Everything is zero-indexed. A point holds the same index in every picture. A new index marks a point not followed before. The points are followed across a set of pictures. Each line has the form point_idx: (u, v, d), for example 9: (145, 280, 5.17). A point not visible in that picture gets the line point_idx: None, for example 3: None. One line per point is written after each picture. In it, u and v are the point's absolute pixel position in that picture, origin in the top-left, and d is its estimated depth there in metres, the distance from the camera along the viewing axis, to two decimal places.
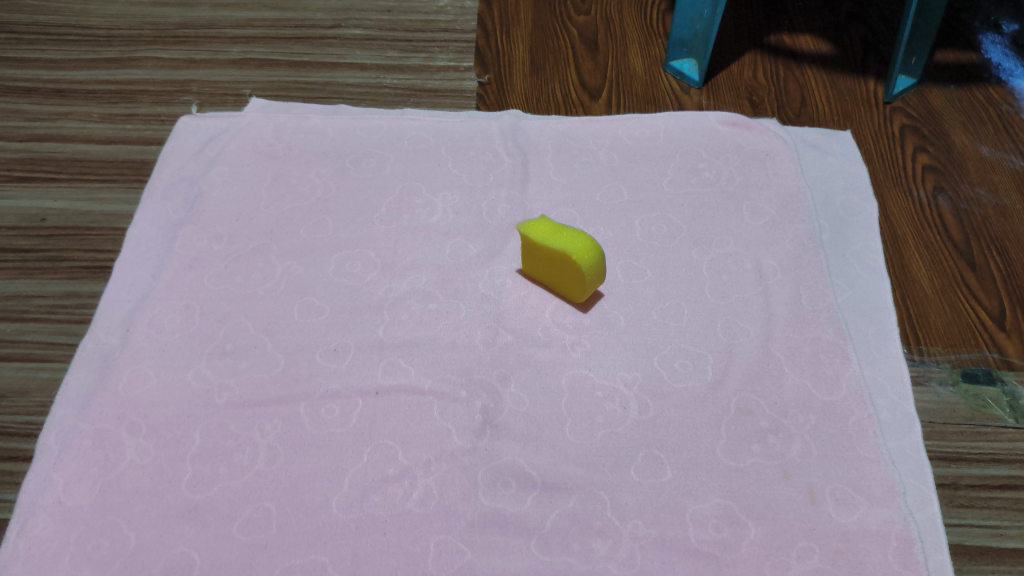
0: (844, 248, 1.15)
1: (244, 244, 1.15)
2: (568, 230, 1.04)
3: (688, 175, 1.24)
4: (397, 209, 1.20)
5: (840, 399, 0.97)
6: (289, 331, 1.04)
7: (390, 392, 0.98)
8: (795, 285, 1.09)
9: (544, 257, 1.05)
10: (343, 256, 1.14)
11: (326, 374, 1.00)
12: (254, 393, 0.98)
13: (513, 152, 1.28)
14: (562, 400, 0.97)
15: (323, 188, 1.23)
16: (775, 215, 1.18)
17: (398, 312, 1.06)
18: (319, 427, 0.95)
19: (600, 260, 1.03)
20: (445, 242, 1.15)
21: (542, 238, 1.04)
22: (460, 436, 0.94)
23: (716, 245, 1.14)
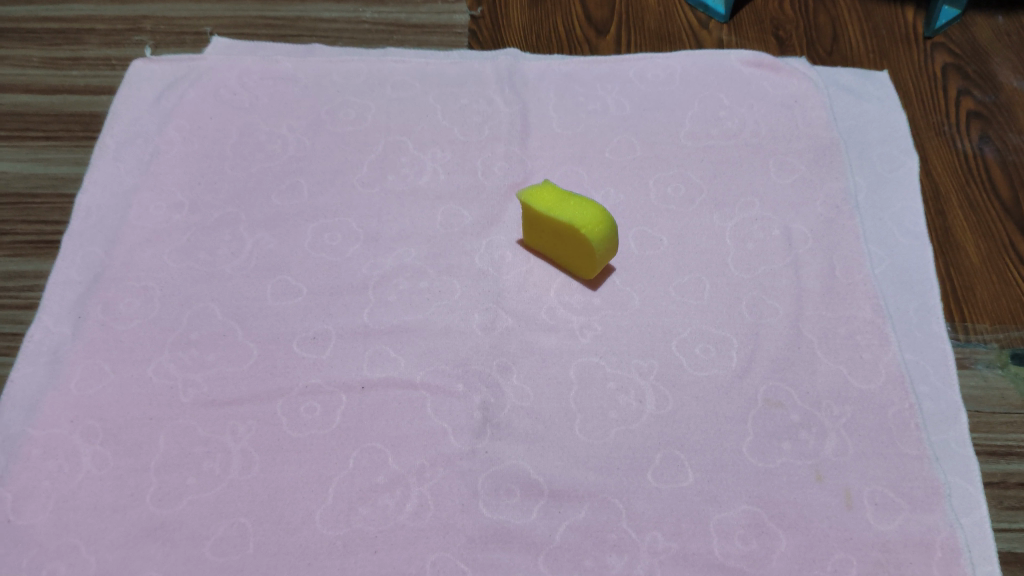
0: (882, 209, 1.03)
1: (209, 214, 1.03)
2: (576, 198, 0.92)
3: (708, 126, 1.10)
4: (380, 170, 1.06)
5: (879, 388, 0.87)
6: (262, 316, 0.93)
7: (378, 386, 0.87)
8: (828, 255, 0.97)
9: (548, 229, 0.93)
10: (321, 225, 1.01)
11: (305, 366, 0.89)
12: (224, 391, 0.88)
13: (511, 100, 1.14)
14: (570, 392, 0.87)
15: (296, 145, 1.09)
16: (805, 172, 1.05)
17: (385, 292, 0.95)
18: (299, 428, 0.85)
19: (612, 233, 0.91)
20: (435, 209, 1.02)
21: (546, 208, 0.91)
22: (456, 437, 0.84)
23: (740, 208, 1.02)
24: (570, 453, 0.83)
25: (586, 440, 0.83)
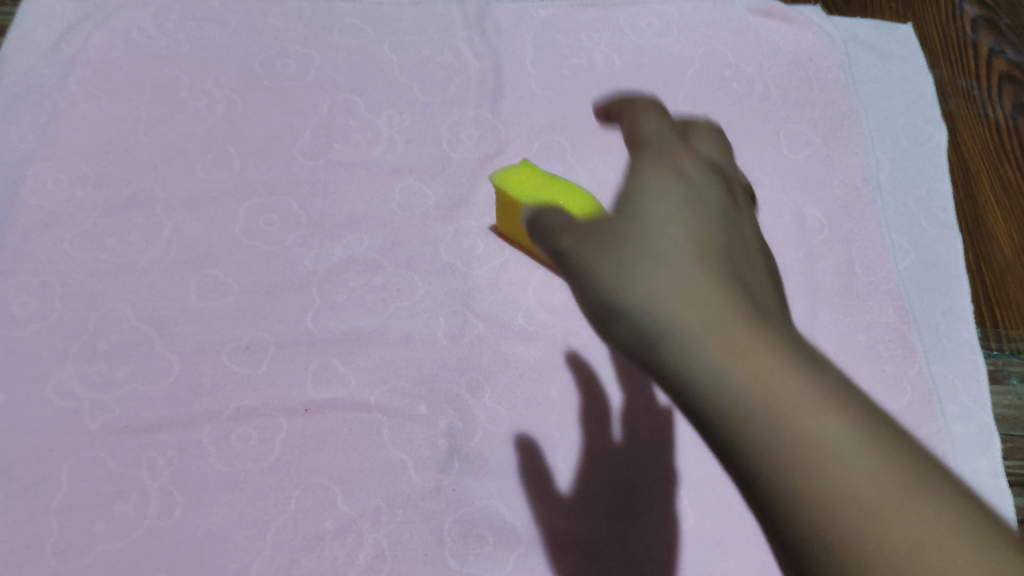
0: (906, 192, 0.90)
1: (120, 190, 0.86)
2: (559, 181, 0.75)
3: (711, 88, 0.95)
4: (326, 136, 0.90)
5: (904, 409, 0.76)
6: (185, 321, 0.78)
7: (324, 409, 0.74)
8: (847, 246, 0.85)
9: (527, 218, 0.77)
10: (256, 206, 0.85)
11: (236, 384, 0.75)
12: (140, 415, 0.74)
13: (482, 52, 0.97)
14: (552, 415, 0.74)
15: (225, 105, 0.91)
16: (821, 145, 0.91)
17: (333, 290, 0.80)
18: (229, 461, 0.71)
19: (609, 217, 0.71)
20: (392, 186, 0.87)
21: (524, 193, 0.75)
22: (418, 472, 0.71)
23: (747, 189, 0.88)
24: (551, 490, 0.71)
25: (571, 474, 0.71)
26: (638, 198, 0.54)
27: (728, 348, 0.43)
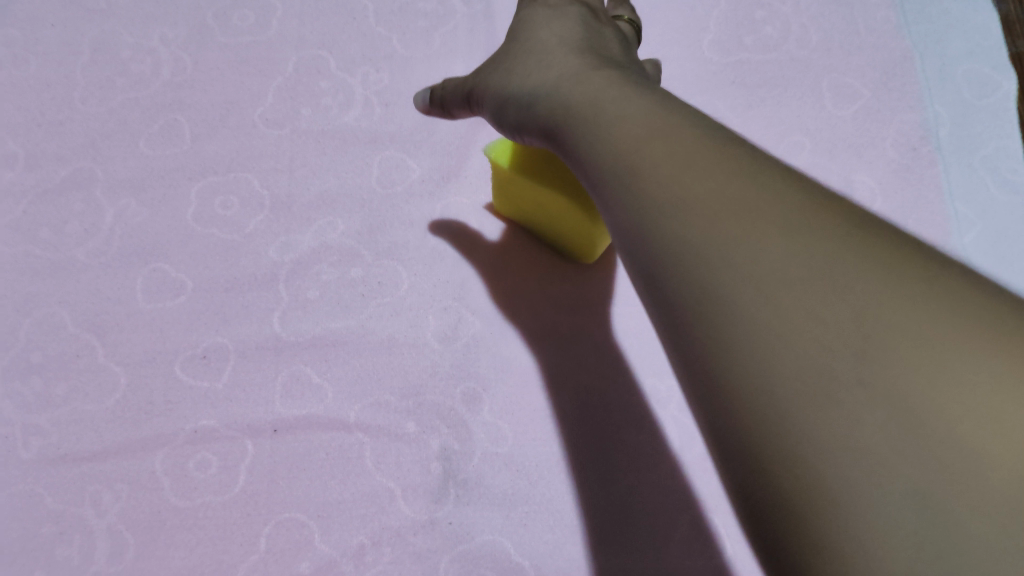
0: (971, 151, 0.77)
1: (52, 169, 0.73)
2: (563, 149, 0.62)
3: (740, 32, 0.82)
4: (292, 101, 0.77)
5: None
6: (132, 326, 0.67)
7: (296, 429, 0.63)
8: (905, 218, 0.72)
9: (528, 195, 0.65)
10: (211, 187, 0.72)
11: (192, 400, 0.64)
12: (82, 441, 0.63)
13: None
14: (569, 426, 0.63)
15: (172, 65, 0.78)
16: (871, 99, 0.78)
17: (304, 285, 0.68)
18: (187, 495, 0.61)
19: None
20: (370, 159, 0.74)
21: (523, 167, 0.63)
22: (407, 502, 0.61)
23: (786, 152, 0.75)
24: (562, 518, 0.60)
25: (591, 496, 0.61)
26: (522, 53, 0.54)
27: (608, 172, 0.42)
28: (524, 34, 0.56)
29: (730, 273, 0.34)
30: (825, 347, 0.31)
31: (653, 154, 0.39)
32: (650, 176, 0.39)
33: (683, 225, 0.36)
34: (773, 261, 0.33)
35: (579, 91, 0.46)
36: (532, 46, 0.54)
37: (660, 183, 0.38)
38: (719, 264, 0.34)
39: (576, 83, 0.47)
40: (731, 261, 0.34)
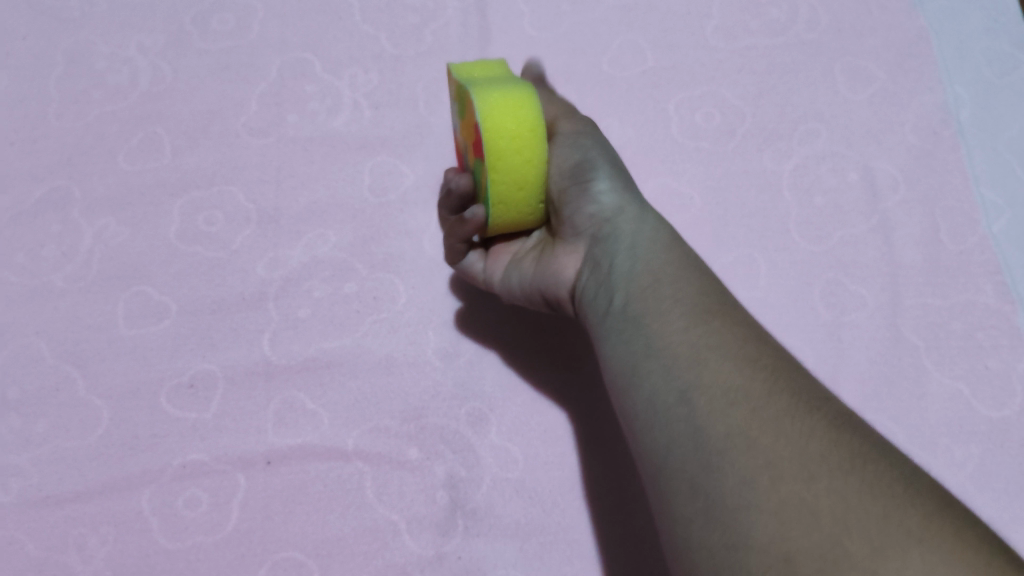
0: (994, 134, 0.72)
1: (26, 190, 0.68)
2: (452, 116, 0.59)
3: (747, 15, 0.77)
4: (276, 107, 0.72)
5: (1016, 419, 0.61)
6: (113, 356, 0.62)
7: (291, 460, 0.59)
8: (929, 208, 0.68)
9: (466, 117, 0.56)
10: (193, 202, 0.68)
11: (180, 433, 0.60)
12: (62, 481, 0.58)
13: None
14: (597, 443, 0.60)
15: (148, 74, 0.74)
16: (887, 83, 0.74)
17: (294, 304, 0.64)
18: (176, 536, 0.57)
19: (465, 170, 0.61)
20: (360, 165, 0.70)
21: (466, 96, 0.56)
22: (413, 536, 0.57)
23: (800, 141, 0.71)
24: (601, 549, 0.57)
25: (625, 528, 0.57)
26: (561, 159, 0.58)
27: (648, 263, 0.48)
28: (563, 120, 0.57)
29: (733, 414, 0.39)
30: (804, 493, 0.35)
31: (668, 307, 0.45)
32: (693, 321, 0.44)
33: (716, 367, 0.41)
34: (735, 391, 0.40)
35: (623, 239, 0.50)
36: (583, 141, 0.55)
37: (700, 332, 0.43)
38: (726, 407, 0.40)
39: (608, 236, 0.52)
40: (742, 409, 0.39)
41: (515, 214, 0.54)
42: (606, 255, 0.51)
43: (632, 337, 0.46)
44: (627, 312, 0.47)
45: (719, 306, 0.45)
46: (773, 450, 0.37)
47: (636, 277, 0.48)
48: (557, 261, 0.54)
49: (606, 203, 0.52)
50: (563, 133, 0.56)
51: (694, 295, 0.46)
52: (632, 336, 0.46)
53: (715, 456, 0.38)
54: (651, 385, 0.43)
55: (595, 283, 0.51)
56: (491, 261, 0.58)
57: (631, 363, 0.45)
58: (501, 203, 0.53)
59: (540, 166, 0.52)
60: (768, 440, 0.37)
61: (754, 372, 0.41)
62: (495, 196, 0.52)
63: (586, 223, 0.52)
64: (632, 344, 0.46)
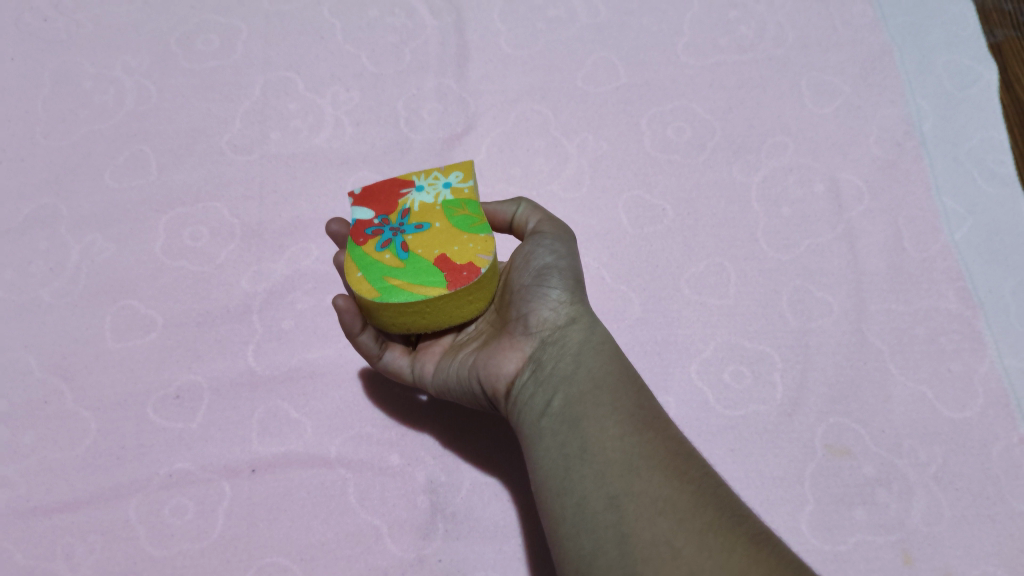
0: (955, 145, 0.75)
1: (15, 208, 0.70)
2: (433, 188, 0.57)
3: (715, 33, 0.80)
4: (260, 125, 0.74)
5: (976, 418, 0.63)
6: (100, 369, 0.64)
7: (275, 467, 0.60)
8: (892, 217, 0.71)
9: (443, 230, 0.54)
10: (179, 218, 0.70)
11: (165, 444, 0.61)
12: (51, 492, 0.59)
13: (439, 9, 0.80)
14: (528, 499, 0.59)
15: (135, 94, 0.75)
16: (851, 97, 0.76)
17: (278, 316, 0.66)
18: (163, 543, 0.58)
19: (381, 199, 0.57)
20: (342, 180, 0.72)
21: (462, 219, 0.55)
22: (394, 540, 0.58)
23: (768, 154, 0.73)
24: None
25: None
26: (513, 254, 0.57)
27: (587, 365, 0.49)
28: (543, 220, 0.56)
29: (661, 523, 0.40)
30: None
31: (607, 412, 0.46)
32: (628, 428, 0.45)
33: (646, 473, 0.42)
34: (665, 508, 0.41)
35: (568, 345, 0.50)
36: (554, 243, 0.54)
37: (633, 440, 0.44)
38: (655, 514, 0.41)
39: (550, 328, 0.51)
40: (669, 518, 0.40)
41: (408, 322, 0.52)
42: (548, 357, 0.50)
43: (567, 435, 0.46)
44: (563, 413, 0.47)
45: (652, 416, 0.46)
46: (696, 562, 0.38)
47: (577, 381, 0.48)
48: (494, 358, 0.52)
49: (558, 311, 0.52)
50: (540, 235, 0.55)
51: (629, 404, 0.46)
52: (568, 434, 0.46)
53: (639, 564, 0.40)
54: (580, 488, 0.44)
55: (532, 384, 0.50)
56: (421, 355, 0.57)
57: (563, 464, 0.45)
58: (414, 309, 0.51)
59: (455, 322, 0.53)
60: (691, 551, 0.39)
61: (682, 482, 0.42)
62: (422, 304, 0.50)
63: (536, 325, 0.52)
64: (564, 445, 0.46)
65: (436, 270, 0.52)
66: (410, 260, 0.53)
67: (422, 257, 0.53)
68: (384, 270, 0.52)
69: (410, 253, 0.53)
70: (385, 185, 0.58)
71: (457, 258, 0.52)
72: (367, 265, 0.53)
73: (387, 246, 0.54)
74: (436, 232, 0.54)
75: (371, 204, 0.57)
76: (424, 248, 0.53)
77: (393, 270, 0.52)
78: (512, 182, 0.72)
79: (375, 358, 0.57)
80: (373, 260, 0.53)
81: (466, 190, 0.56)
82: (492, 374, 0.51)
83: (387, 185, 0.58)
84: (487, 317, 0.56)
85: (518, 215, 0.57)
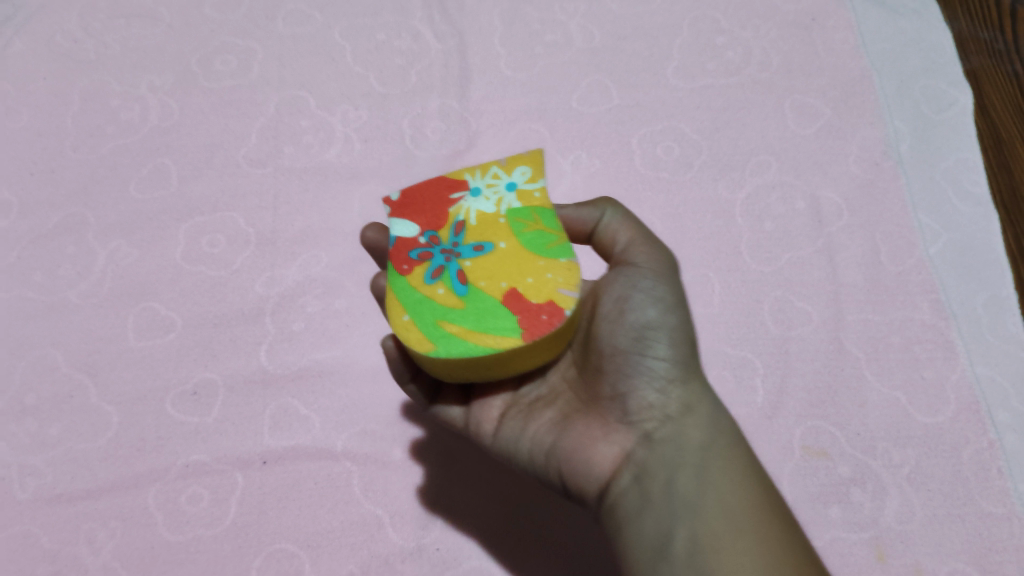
0: (932, 165, 0.80)
1: (45, 217, 0.75)
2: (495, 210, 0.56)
3: (703, 58, 0.84)
4: (275, 140, 0.79)
5: (948, 423, 0.66)
6: (123, 365, 0.68)
7: (285, 460, 0.64)
8: (870, 232, 0.75)
9: (509, 258, 0.53)
10: (198, 226, 0.74)
11: (182, 437, 0.65)
12: (74, 481, 0.63)
13: (444, 33, 0.86)
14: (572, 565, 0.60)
15: (159, 110, 0.81)
16: (832, 120, 0.81)
17: (289, 319, 0.70)
18: (178, 530, 0.62)
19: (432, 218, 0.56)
20: (351, 193, 0.76)
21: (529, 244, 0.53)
22: (396, 529, 0.62)
23: (752, 172, 0.78)
24: None
25: None
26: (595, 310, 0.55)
27: (712, 489, 0.48)
28: (643, 249, 0.54)
29: None
30: None
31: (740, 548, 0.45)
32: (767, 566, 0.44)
33: None
34: None
35: (683, 448, 0.50)
36: (654, 290, 0.53)
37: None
38: None
39: (669, 438, 0.50)
40: None
41: (472, 371, 0.50)
42: (652, 451, 0.50)
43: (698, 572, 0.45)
44: (689, 543, 0.46)
45: (786, 545, 0.45)
46: None
47: (700, 502, 0.47)
48: (587, 449, 0.52)
49: (664, 399, 0.51)
50: (637, 279, 0.53)
51: (765, 533, 0.46)
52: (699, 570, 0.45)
53: None
54: None
55: (637, 494, 0.49)
56: (486, 413, 0.56)
57: None
58: (481, 360, 0.49)
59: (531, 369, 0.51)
60: None
61: None
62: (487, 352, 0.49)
63: (639, 412, 0.51)
64: None
65: (504, 311, 0.50)
66: (470, 297, 0.51)
67: (486, 294, 0.51)
68: (440, 313, 0.51)
69: (472, 291, 0.51)
70: (439, 203, 0.57)
71: (531, 296, 0.51)
72: (420, 304, 0.52)
73: (443, 279, 0.52)
74: (502, 261, 0.53)
75: (418, 220, 0.56)
76: (486, 282, 0.52)
77: (450, 312, 0.51)
78: None
79: (435, 411, 0.58)
80: (430, 301, 0.51)
81: (535, 201, 0.56)
82: (586, 468, 0.51)
83: (440, 201, 0.57)
84: (566, 382, 0.56)
85: (602, 223, 0.57)
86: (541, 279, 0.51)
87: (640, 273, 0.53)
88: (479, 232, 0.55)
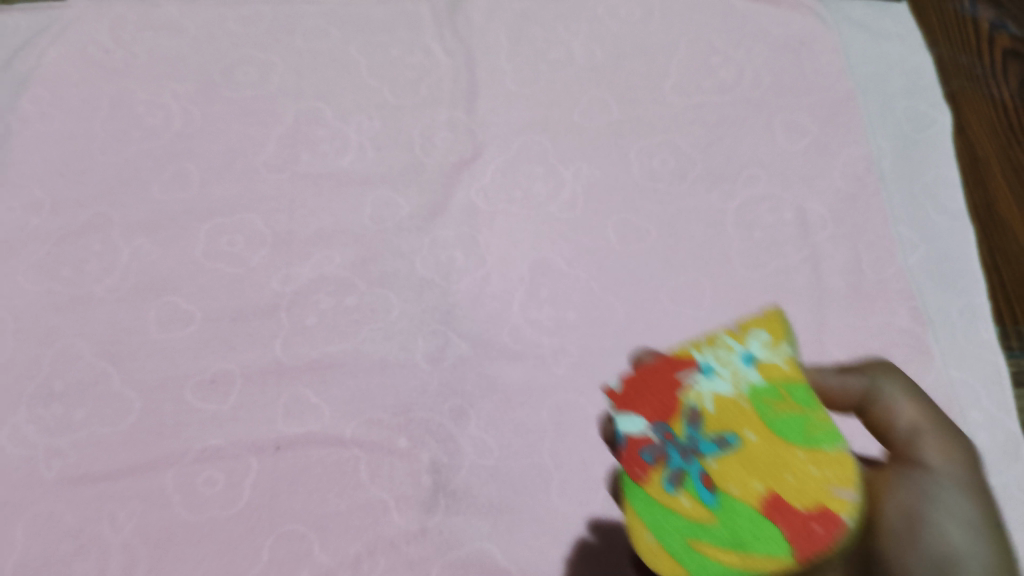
0: (911, 180, 0.84)
1: (74, 215, 0.79)
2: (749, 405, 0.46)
3: (698, 77, 0.89)
4: (292, 147, 0.84)
5: None
6: (145, 355, 0.72)
7: (297, 446, 0.68)
8: (852, 243, 0.80)
9: (770, 460, 0.44)
10: (218, 226, 0.79)
11: (201, 423, 0.69)
12: (97, 461, 0.67)
13: (453, 50, 0.90)
14: None
15: (182, 118, 0.85)
16: (819, 136, 0.86)
17: (302, 314, 0.74)
18: (196, 510, 0.65)
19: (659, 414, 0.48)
20: (363, 197, 0.81)
21: (803, 443, 0.44)
22: (400, 512, 0.66)
23: (743, 184, 0.82)
24: None
25: None
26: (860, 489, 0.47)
27: None
28: (930, 435, 0.47)
29: None
30: None
31: None
32: None
33: None
34: None
35: None
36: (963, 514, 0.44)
37: None
38: None
39: None
40: None
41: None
42: None
43: None
44: None
45: None
46: None
47: None
48: None
49: None
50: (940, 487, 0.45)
51: None
52: None
53: None
54: None
55: None
56: None
57: None
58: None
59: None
60: None
61: None
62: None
63: None
64: None
65: (770, 525, 0.42)
66: (722, 510, 0.44)
67: (744, 505, 0.43)
68: (689, 531, 0.44)
69: (724, 503, 0.44)
70: (659, 382, 0.49)
71: (804, 505, 0.42)
72: (663, 520, 0.45)
73: (685, 488, 0.45)
74: (756, 456, 0.44)
75: (642, 411, 0.48)
76: (738, 488, 0.44)
77: (703, 530, 0.44)
78: (513, 203, 0.81)
79: None
80: (674, 516, 0.45)
81: (784, 374, 0.47)
82: None
83: (661, 378, 0.49)
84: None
85: (879, 396, 0.49)
86: (805, 476, 0.43)
87: (938, 481, 0.45)
88: (718, 421, 0.46)
